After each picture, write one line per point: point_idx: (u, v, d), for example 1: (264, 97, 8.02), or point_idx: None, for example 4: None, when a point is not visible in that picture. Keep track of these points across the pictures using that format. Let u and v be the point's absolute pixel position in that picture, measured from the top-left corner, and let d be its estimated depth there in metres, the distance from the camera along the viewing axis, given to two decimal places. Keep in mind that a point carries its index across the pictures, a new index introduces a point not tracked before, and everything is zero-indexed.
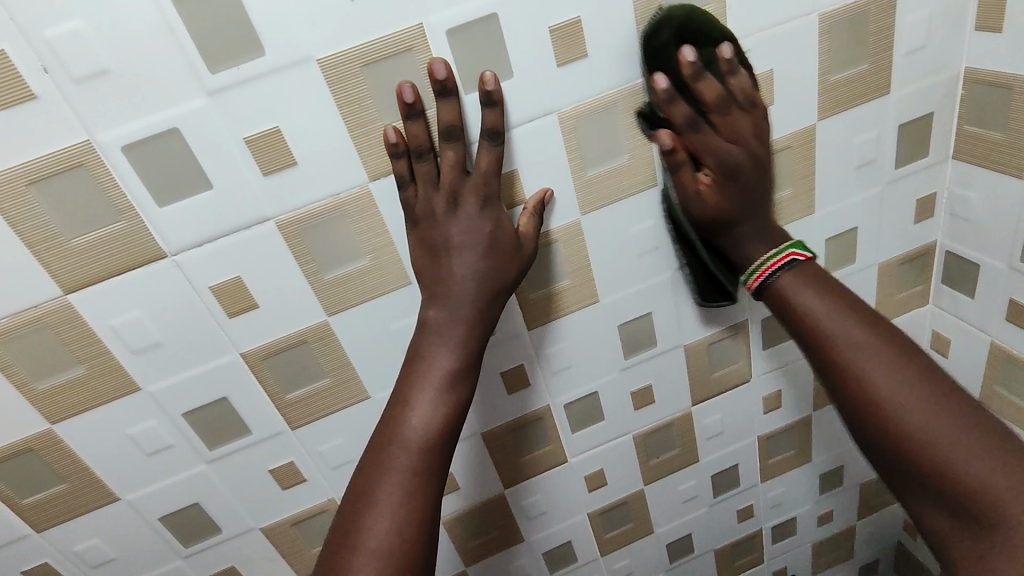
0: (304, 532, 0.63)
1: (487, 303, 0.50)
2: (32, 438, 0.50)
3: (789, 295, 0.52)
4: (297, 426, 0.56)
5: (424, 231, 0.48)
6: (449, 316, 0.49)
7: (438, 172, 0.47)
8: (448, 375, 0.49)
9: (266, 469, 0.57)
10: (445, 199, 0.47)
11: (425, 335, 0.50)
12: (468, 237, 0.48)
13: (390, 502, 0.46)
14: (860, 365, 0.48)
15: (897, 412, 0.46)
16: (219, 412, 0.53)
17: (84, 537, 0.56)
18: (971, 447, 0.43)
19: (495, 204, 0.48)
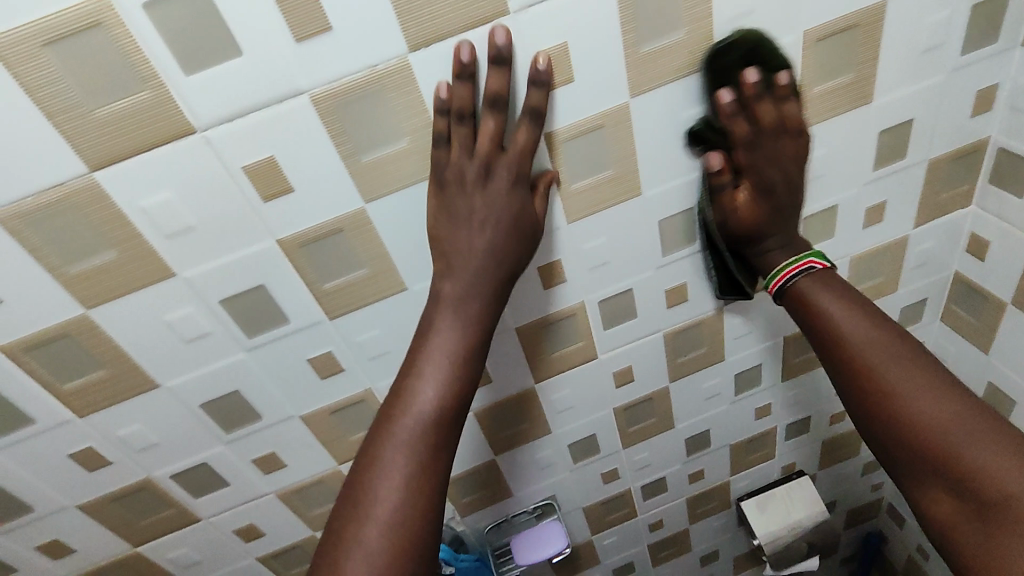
0: (342, 421, 0.64)
1: (499, 262, 0.50)
2: (67, 324, 0.49)
3: (812, 296, 0.57)
4: (333, 316, 0.55)
5: (445, 192, 0.48)
6: (465, 293, 0.50)
7: (472, 134, 0.46)
8: (453, 351, 0.50)
9: (304, 359, 0.57)
10: (475, 159, 0.47)
11: (436, 306, 0.51)
12: (479, 210, 0.48)
13: (408, 443, 0.48)
14: (876, 359, 0.53)
15: (904, 401, 0.51)
16: (255, 300, 0.52)
17: (126, 422, 0.57)
18: (981, 439, 0.47)
19: (520, 179, 0.48)
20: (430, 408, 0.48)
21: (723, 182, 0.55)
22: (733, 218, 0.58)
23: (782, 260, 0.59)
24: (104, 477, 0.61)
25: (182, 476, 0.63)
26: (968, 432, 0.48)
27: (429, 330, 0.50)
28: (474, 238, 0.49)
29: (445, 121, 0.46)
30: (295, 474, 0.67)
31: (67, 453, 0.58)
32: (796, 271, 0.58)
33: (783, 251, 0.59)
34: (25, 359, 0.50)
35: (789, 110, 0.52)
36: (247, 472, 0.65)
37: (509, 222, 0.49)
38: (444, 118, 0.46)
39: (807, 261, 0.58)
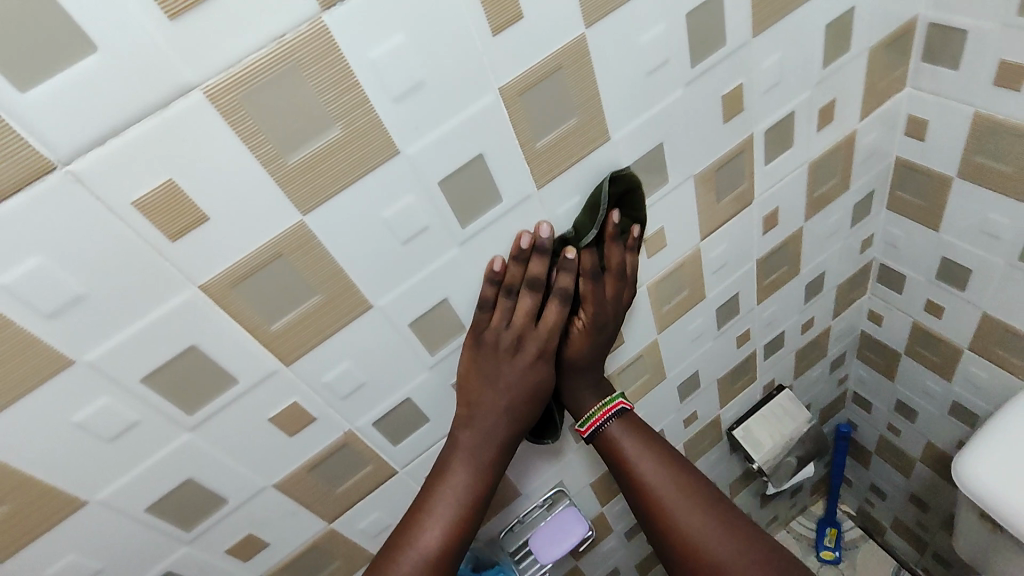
0: (324, 475, 0.54)
1: (502, 450, 0.58)
2: None
3: (621, 442, 0.64)
4: (291, 360, 0.45)
5: (486, 345, 0.54)
6: (481, 451, 0.57)
7: (515, 310, 0.53)
8: (464, 499, 0.56)
9: (266, 419, 0.47)
10: (509, 334, 0.53)
11: (456, 455, 0.57)
12: (508, 384, 0.55)
13: (439, 509, 0.56)
14: (667, 513, 0.61)
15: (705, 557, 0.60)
16: (190, 366, 0.41)
17: (53, 559, 0.44)
18: (728, 540, 0.59)
19: (539, 367, 0.57)
20: (461, 488, 0.57)
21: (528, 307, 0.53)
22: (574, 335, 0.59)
23: (590, 407, 0.65)
24: None
25: None
26: (746, 567, 0.58)
27: (448, 471, 0.56)
28: (496, 399, 0.56)
29: (497, 294, 0.51)
30: (281, 548, 0.57)
31: None
32: (609, 414, 0.64)
33: (593, 392, 0.65)
34: None
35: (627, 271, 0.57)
36: (223, 565, 0.54)
37: (529, 390, 0.57)
38: (495, 288, 0.51)
39: (617, 403, 0.65)
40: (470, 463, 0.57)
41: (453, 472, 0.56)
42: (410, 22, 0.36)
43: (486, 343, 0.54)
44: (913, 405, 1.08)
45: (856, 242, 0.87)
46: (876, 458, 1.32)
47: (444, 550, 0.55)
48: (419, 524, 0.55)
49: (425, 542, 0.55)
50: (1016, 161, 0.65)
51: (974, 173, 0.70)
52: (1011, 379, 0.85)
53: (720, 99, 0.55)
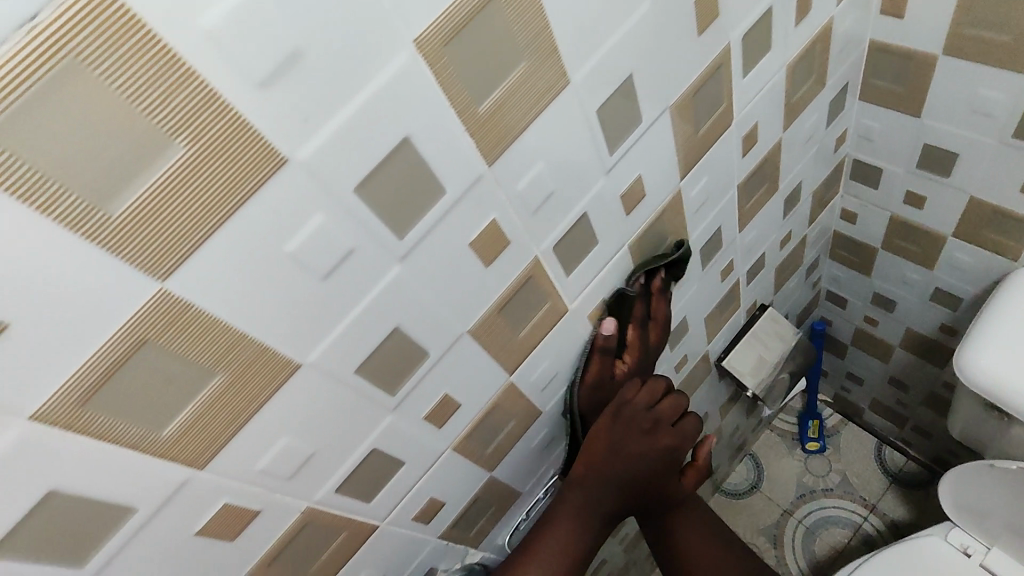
0: (293, 559, 0.43)
1: (618, 506, 0.66)
2: None
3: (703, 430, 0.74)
4: (206, 465, 0.33)
5: (633, 416, 0.62)
6: (604, 499, 0.64)
7: (660, 397, 0.63)
8: (569, 550, 0.64)
9: (193, 536, 0.36)
10: (649, 414, 0.63)
11: (563, 510, 0.64)
12: (648, 456, 0.64)
13: (568, 546, 0.64)
14: (694, 505, 0.75)
15: (687, 517, 0.74)
16: (58, 511, 0.29)
17: None
18: (716, 530, 0.76)
19: (669, 455, 0.65)
20: (564, 540, 0.64)
21: (640, 392, 0.62)
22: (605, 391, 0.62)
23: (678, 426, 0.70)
24: None
25: None
26: (722, 550, 0.75)
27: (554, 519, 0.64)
28: (624, 468, 0.63)
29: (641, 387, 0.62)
30: None
31: None
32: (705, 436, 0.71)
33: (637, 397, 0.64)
34: None
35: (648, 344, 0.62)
36: None
37: (652, 470, 0.65)
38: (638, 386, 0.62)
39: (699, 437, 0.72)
40: (576, 526, 0.64)
41: (561, 526, 0.63)
42: (226, 23, 0.23)
43: (626, 422, 0.62)
44: (891, 295, 1.05)
45: (830, 143, 0.80)
46: (854, 350, 1.31)
47: None
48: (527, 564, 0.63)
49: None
50: (1018, 26, 0.56)
51: (964, 49, 0.62)
52: (998, 261, 0.81)
53: (694, 5, 0.43)
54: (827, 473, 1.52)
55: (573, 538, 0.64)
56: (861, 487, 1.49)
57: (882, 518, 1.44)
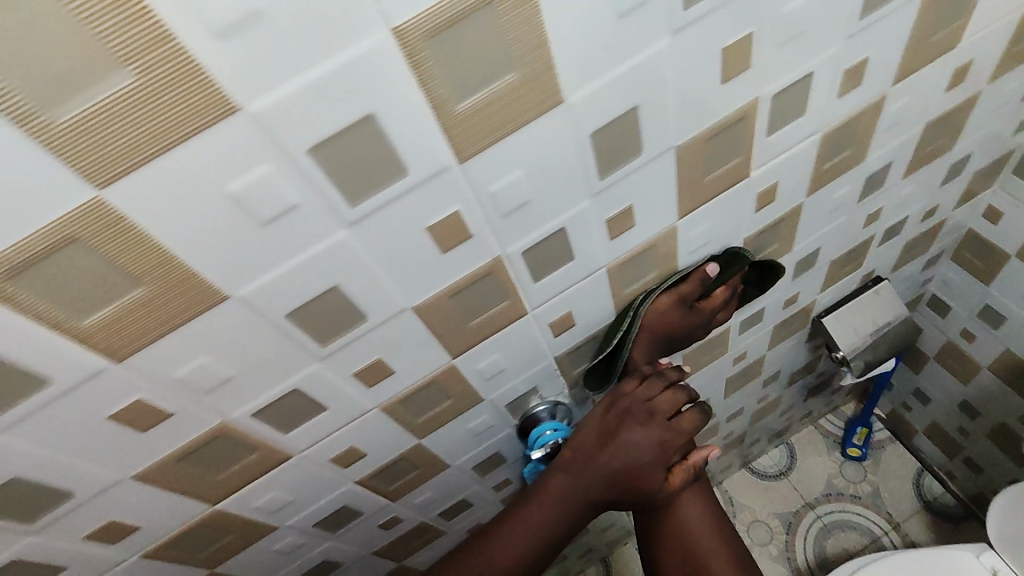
0: (466, 301, 0.48)
1: (601, 496, 0.62)
2: (77, 216, 0.29)
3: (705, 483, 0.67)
4: (466, 160, 0.37)
5: (628, 406, 0.61)
6: (579, 498, 0.62)
7: (659, 390, 0.63)
8: (528, 531, 0.62)
9: (423, 230, 0.40)
10: (646, 405, 0.62)
11: (547, 491, 0.63)
12: (630, 454, 0.60)
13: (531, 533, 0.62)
14: (717, 561, 0.62)
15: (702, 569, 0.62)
16: (365, 139, 0.33)
17: (190, 355, 0.38)
18: None
19: (663, 450, 0.61)
20: (535, 520, 0.62)
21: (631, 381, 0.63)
22: (653, 317, 0.62)
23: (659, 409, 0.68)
24: (165, 433, 0.42)
25: (269, 411, 0.46)
26: None
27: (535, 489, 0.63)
28: (613, 457, 0.60)
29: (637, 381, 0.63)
30: (401, 383, 0.51)
31: (107, 416, 0.39)
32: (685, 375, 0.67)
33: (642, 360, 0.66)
34: (9, 287, 0.30)
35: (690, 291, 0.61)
36: (346, 391, 0.49)
37: (638, 466, 0.61)
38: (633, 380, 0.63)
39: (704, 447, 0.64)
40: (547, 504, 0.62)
41: (539, 504, 0.62)
42: None
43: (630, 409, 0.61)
44: (1003, 310, 1.03)
45: (1012, 123, 0.78)
46: (933, 365, 1.29)
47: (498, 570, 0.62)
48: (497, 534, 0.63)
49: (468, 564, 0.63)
50: None
51: None
52: None
53: None
54: (860, 481, 1.52)
55: (547, 517, 0.62)
56: (890, 504, 1.49)
57: (904, 538, 1.44)
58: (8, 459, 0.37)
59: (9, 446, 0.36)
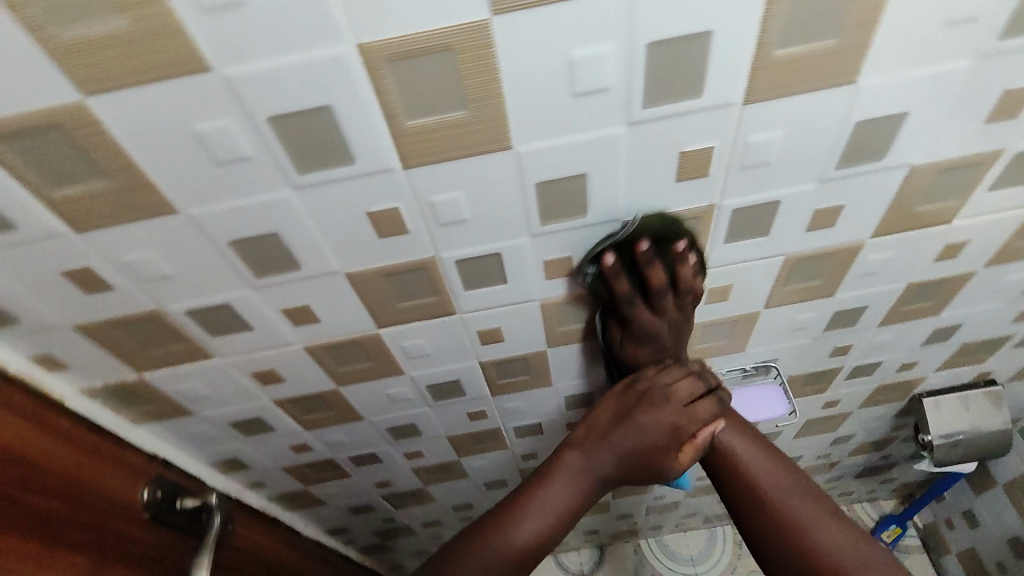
0: (663, 239, 0.51)
1: (608, 467, 0.57)
2: (462, 28, 0.34)
3: (726, 445, 0.56)
4: (749, 103, 0.41)
5: (640, 390, 0.58)
6: (587, 468, 0.57)
7: (677, 376, 0.59)
8: (559, 508, 0.55)
9: (678, 153, 0.43)
10: (663, 387, 0.58)
11: (559, 466, 0.57)
12: (646, 427, 0.56)
13: (547, 513, 0.54)
14: (812, 528, 0.51)
15: (803, 534, 0.51)
16: (688, 50, 0.37)
17: (450, 186, 0.43)
18: (849, 544, 0.50)
19: (674, 435, 0.57)
20: (563, 496, 0.55)
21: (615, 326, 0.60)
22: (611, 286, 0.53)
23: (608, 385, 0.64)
24: (389, 248, 0.47)
25: (467, 264, 0.51)
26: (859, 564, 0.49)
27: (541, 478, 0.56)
28: (623, 438, 0.57)
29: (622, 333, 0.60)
30: (571, 287, 0.56)
31: (366, 211, 0.44)
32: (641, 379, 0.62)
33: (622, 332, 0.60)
34: (380, 70, 0.35)
35: (683, 285, 0.54)
36: (529, 274, 0.53)
37: (655, 445, 0.56)
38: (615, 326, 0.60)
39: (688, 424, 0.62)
40: (568, 475, 0.56)
41: (552, 481, 0.56)
42: None
43: (641, 399, 0.58)
44: None
45: None
46: (998, 492, 1.26)
47: (539, 540, 0.54)
48: (518, 512, 0.55)
49: (518, 534, 0.54)
50: None
51: None
52: None
53: None
54: None
55: (559, 495, 0.55)
56: None
57: None
58: (280, 217, 0.43)
59: (288, 205, 0.42)
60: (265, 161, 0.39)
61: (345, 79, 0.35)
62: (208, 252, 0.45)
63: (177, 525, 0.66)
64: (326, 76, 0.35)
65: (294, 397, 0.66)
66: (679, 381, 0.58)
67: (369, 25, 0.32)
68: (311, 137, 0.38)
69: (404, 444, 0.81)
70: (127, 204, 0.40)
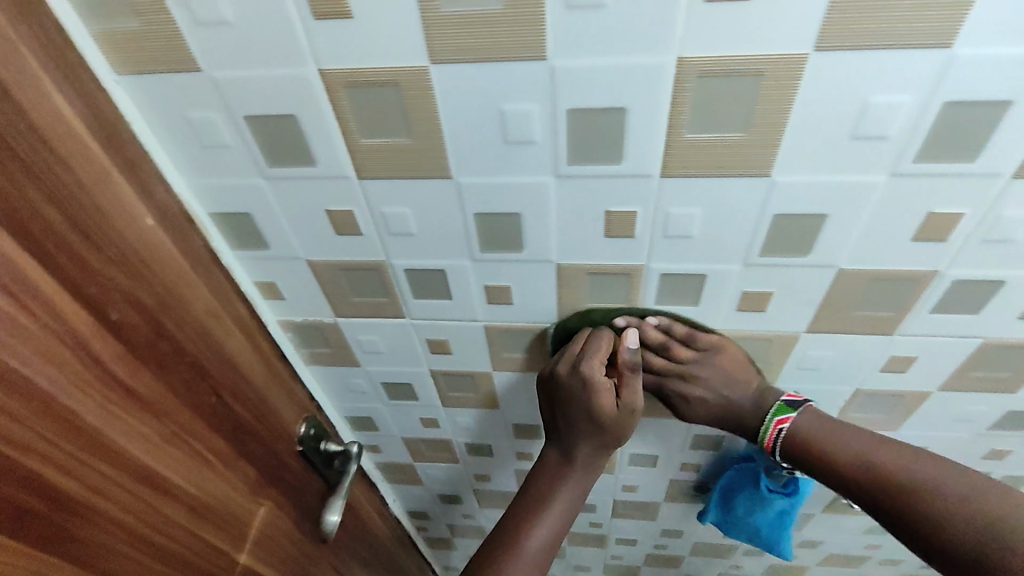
0: (872, 292, 0.51)
1: (573, 494, 0.63)
2: (778, 58, 0.36)
3: (809, 441, 0.58)
4: (1019, 177, 0.41)
5: (579, 407, 0.58)
6: (562, 468, 0.63)
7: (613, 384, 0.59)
8: (566, 512, 0.62)
9: (925, 213, 0.44)
10: (547, 417, 0.63)
11: (539, 473, 0.64)
12: (563, 443, 0.62)
13: (531, 564, 0.59)
14: (901, 468, 0.53)
15: (931, 492, 0.51)
16: (981, 116, 0.38)
17: (694, 200, 0.45)
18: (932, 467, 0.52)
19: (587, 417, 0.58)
20: (564, 499, 0.62)
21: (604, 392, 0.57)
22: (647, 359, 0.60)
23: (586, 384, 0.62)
24: (609, 249, 0.50)
25: (671, 277, 0.53)
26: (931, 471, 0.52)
27: (528, 487, 0.64)
28: (565, 423, 0.60)
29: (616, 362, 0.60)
30: (757, 324, 0.56)
31: (606, 209, 0.47)
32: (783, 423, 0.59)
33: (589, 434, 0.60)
34: (689, 84, 0.38)
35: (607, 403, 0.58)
36: (723, 300, 0.54)
37: (583, 413, 0.58)
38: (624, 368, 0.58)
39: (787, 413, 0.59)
40: (551, 480, 0.63)
41: (541, 484, 0.63)
42: None
43: (558, 403, 0.60)
44: None
45: None
46: None
47: (543, 551, 0.60)
48: (518, 538, 0.60)
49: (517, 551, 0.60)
50: None
51: None
52: None
53: None
54: None
55: (565, 496, 0.62)
56: None
57: None
58: (533, 202, 0.47)
59: (545, 192, 0.46)
60: (544, 148, 0.42)
61: (654, 85, 0.38)
62: (455, 219, 0.49)
63: (320, 466, 0.71)
64: (640, 82, 0.38)
65: (449, 372, 0.69)
66: (601, 344, 0.56)
67: (700, 42, 0.36)
68: (595, 133, 0.41)
69: (520, 444, 0.83)
70: (412, 163, 0.44)
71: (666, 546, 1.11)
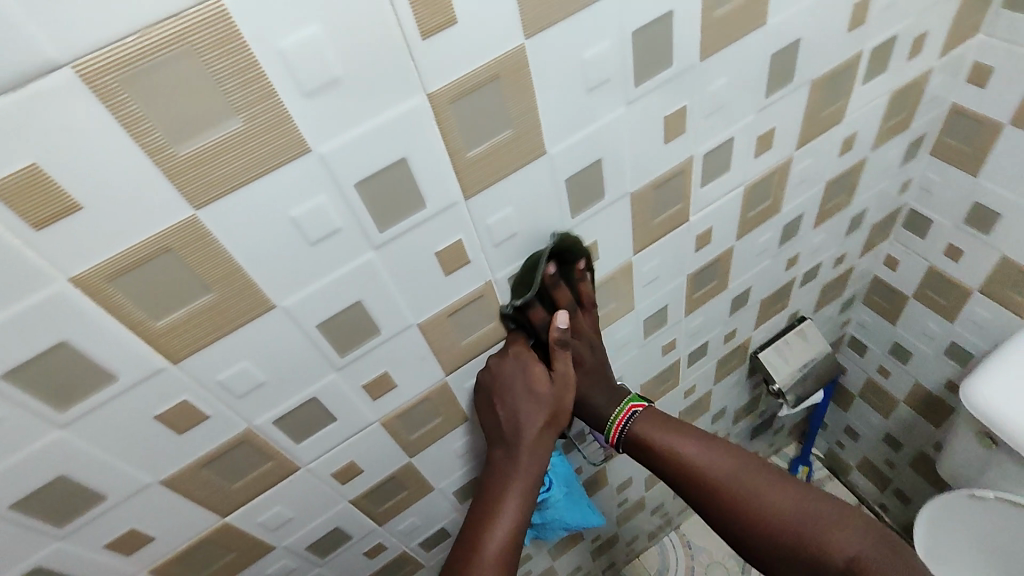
0: (461, 322, 0.55)
1: (531, 482, 0.61)
2: (170, 229, 0.35)
3: (648, 438, 0.64)
4: (470, 197, 0.46)
5: (511, 378, 0.59)
6: (513, 456, 0.61)
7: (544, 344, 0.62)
8: (522, 497, 0.60)
9: (433, 254, 0.48)
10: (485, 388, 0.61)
11: (494, 472, 0.62)
12: (506, 432, 0.62)
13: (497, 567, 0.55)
14: (752, 491, 0.59)
15: (763, 500, 0.58)
16: (395, 178, 0.41)
17: (232, 359, 0.43)
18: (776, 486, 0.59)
19: (528, 393, 0.60)
20: (520, 484, 0.60)
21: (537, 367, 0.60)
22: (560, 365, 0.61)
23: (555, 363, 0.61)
24: (197, 438, 0.46)
25: (287, 418, 0.51)
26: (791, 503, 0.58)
27: (484, 488, 0.62)
28: (504, 411, 0.61)
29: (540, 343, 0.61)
30: (404, 396, 0.57)
31: (155, 415, 0.43)
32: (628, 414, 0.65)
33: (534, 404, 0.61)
34: (108, 290, 0.35)
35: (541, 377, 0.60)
36: (353, 401, 0.54)
37: (516, 392, 0.59)
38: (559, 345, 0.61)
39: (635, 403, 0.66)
40: (510, 473, 0.61)
41: (499, 484, 0.61)
42: None
43: (497, 394, 0.60)
44: (909, 347, 1.15)
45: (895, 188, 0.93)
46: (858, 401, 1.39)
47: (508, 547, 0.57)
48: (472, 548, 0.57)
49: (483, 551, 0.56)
50: None
51: None
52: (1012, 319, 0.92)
53: (851, 8, 0.58)
54: None
55: (519, 484, 0.60)
56: None
57: None
58: (66, 458, 0.41)
59: (68, 444, 0.40)
60: (16, 416, 0.37)
61: (71, 310, 0.35)
62: None
63: None
64: (52, 315, 0.35)
65: None
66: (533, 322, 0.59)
67: (75, 258, 0.33)
68: (59, 373, 0.37)
69: None
70: None
71: (530, 570, 1.12)
